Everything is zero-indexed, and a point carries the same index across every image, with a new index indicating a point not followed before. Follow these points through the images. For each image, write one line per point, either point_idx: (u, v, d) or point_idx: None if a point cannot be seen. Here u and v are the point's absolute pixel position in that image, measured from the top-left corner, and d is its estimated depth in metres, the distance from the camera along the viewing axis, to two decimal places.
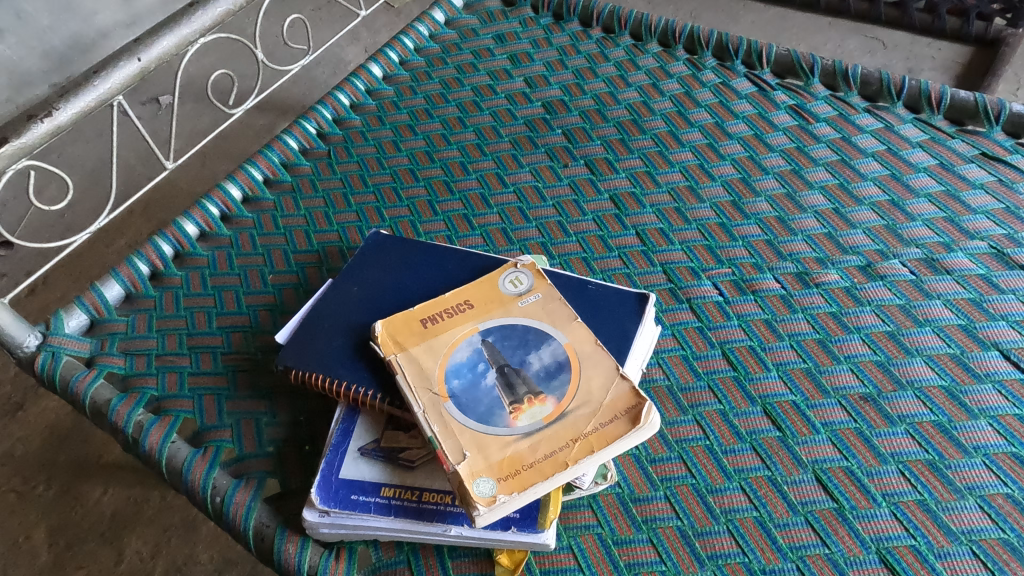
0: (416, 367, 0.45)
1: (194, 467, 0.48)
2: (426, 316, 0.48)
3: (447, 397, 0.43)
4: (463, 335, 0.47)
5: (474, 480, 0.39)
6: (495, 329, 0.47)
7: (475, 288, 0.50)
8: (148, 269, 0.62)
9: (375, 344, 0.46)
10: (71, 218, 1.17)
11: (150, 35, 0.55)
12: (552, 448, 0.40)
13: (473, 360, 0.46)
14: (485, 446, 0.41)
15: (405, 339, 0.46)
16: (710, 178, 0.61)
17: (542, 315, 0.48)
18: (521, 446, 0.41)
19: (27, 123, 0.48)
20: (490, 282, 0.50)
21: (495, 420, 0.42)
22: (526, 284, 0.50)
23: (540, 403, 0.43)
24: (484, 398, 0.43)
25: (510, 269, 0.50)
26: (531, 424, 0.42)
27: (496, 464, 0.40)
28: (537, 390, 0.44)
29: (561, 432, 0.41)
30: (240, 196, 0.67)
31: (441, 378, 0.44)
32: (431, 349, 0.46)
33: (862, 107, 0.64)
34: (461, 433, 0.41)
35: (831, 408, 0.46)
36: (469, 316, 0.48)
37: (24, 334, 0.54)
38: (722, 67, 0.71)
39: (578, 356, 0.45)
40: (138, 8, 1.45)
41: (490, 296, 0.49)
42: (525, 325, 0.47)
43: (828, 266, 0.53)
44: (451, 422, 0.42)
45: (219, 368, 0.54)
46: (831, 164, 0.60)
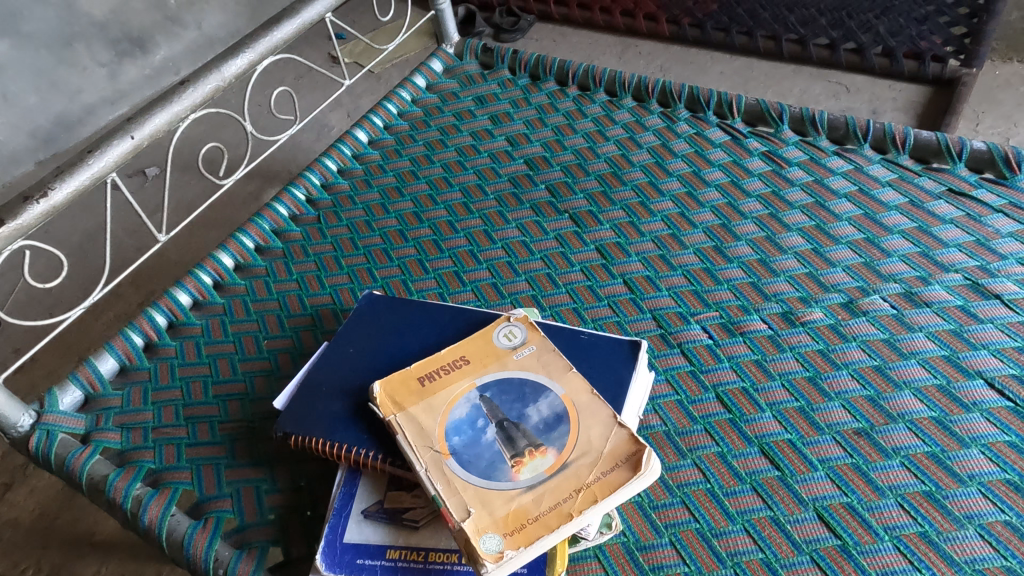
0: (416, 426, 0.45)
1: (195, 540, 0.47)
2: (422, 374, 0.48)
3: (448, 454, 0.44)
4: (461, 392, 0.47)
5: (480, 537, 0.39)
6: (492, 384, 0.48)
7: (471, 344, 0.51)
8: (142, 340, 0.62)
9: (373, 405, 0.47)
10: (59, 293, 1.17)
11: (143, 114, 0.57)
12: (555, 500, 0.41)
13: (472, 416, 0.46)
14: (489, 502, 0.41)
15: (403, 399, 0.47)
16: (692, 225, 0.63)
17: (537, 367, 0.48)
18: (525, 499, 0.41)
19: (24, 204, 0.49)
20: (486, 336, 0.51)
21: (497, 475, 0.42)
22: (520, 337, 0.50)
23: (541, 455, 0.43)
24: (485, 453, 0.44)
25: (504, 323, 0.51)
26: (533, 476, 0.42)
27: (501, 519, 0.40)
28: (537, 441, 0.44)
29: (563, 483, 0.42)
30: (232, 264, 0.68)
31: (441, 436, 0.45)
32: (430, 407, 0.46)
33: (831, 150, 0.67)
34: (465, 490, 0.42)
35: (826, 444, 0.47)
36: (466, 372, 0.49)
37: (19, 414, 0.54)
38: (695, 118, 0.73)
39: (575, 405, 0.46)
40: (123, 83, 1.47)
41: (485, 350, 0.50)
42: (522, 377, 0.48)
43: (812, 305, 0.54)
44: (455, 480, 0.42)
45: (217, 437, 0.54)
46: (807, 206, 0.62)
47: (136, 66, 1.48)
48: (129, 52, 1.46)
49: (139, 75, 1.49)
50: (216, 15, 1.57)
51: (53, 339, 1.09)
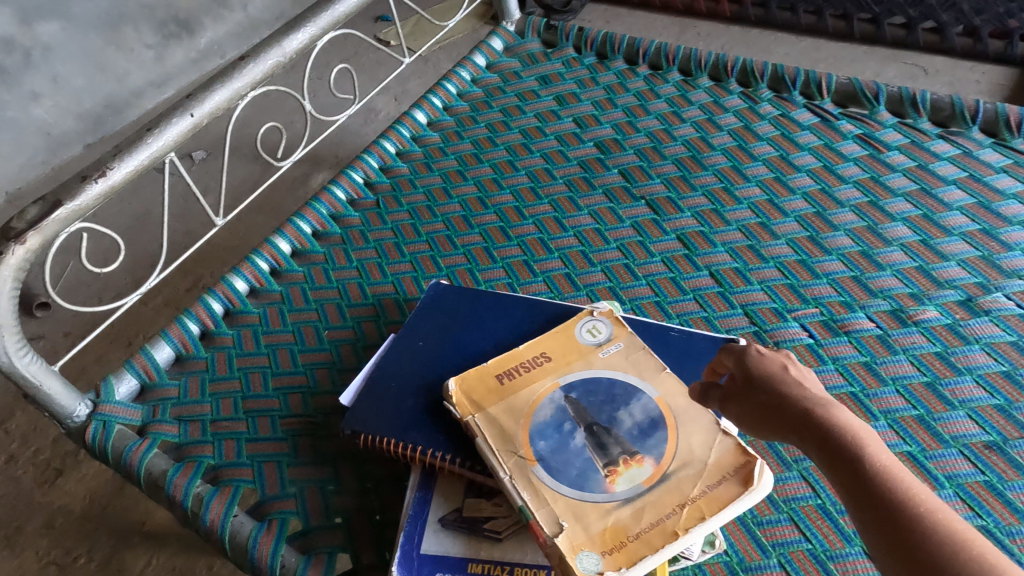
0: (498, 429, 0.41)
1: (259, 544, 0.44)
2: (501, 371, 0.45)
3: (534, 460, 0.40)
4: (545, 392, 0.44)
5: (577, 555, 0.35)
6: (577, 384, 0.44)
7: (551, 340, 0.47)
8: (198, 329, 0.60)
9: (450, 404, 0.43)
10: (108, 277, 1.16)
11: (203, 90, 0.54)
12: (657, 515, 0.37)
13: (558, 419, 0.42)
14: (584, 515, 0.37)
15: (483, 398, 0.43)
16: (783, 213, 0.58)
17: (625, 368, 0.44)
18: (623, 514, 0.37)
19: (82, 184, 0.47)
20: (567, 332, 0.47)
21: (590, 485, 0.39)
22: (605, 334, 0.47)
23: (638, 465, 0.39)
24: (575, 460, 0.40)
25: (587, 317, 0.48)
26: (631, 487, 0.38)
27: (598, 536, 0.36)
28: (632, 449, 0.40)
29: (665, 495, 0.38)
30: (290, 250, 0.65)
31: (526, 440, 0.41)
32: (512, 408, 0.42)
33: (935, 133, 0.62)
34: (555, 501, 0.38)
35: (953, 459, 0.42)
36: (548, 370, 0.45)
37: (75, 403, 0.52)
38: (779, 98, 0.68)
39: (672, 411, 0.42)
40: (169, 66, 1.46)
41: (567, 347, 0.46)
42: (610, 377, 0.44)
43: (925, 302, 0.49)
44: (544, 489, 0.39)
45: (278, 433, 0.51)
46: (911, 194, 0.57)
47: (182, 48, 1.47)
48: (176, 34, 1.45)
49: (185, 58, 1.48)
50: None
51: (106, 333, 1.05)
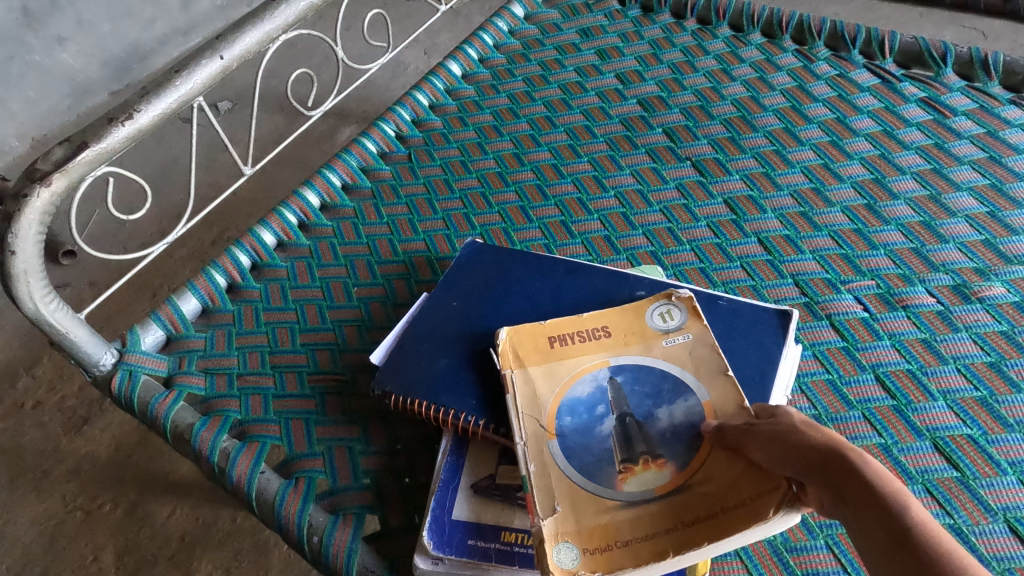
0: (530, 391, 0.40)
1: (287, 502, 0.43)
2: (555, 334, 0.42)
3: (553, 434, 0.38)
4: (590, 367, 0.41)
5: (556, 544, 0.34)
6: (626, 368, 0.41)
7: (618, 315, 0.43)
8: (225, 281, 0.58)
9: (496, 351, 0.42)
10: (134, 228, 1.15)
11: (233, 32, 0.52)
12: (654, 528, 0.34)
13: (593, 400, 0.40)
14: (581, 507, 0.35)
15: (527, 355, 0.42)
16: (838, 179, 0.55)
17: (679, 361, 0.41)
18: (621, 517, 0.35)
19: (108, 126, 0.45)
20: (640, 312, 0.43)
21: (598, 478, 0.36)
22: (679, 322, 0.42)
23: (655, 469, 0.36)
24: (594, 447, 0.38)
25: (664, 300, 0.43)
26: (640, 492, 0.35)
27: (587, 531, 0.34)
28: (656, 451, 0.37)
29: (672, 509, 0.34)
30: (318, 204, 0.63)
31: (553, 412, 0.39)
32: (550, 375, 0.41)
33: (1006, 98, 0.58)
34: (558, 482, 0.36)
35: (1017, 444, 0.39)
36: (603, 346, 0.42)
37: (101, 352, 0.51)
38: (836, 57, 0.64)
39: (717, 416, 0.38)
40: (195, 14, 1.42)
41: (632, 327, 0.43)
42: (663, 369, 0.40)
43: (990, 278, 0.47)
44: (550, 469, 0.37)
45: (306, 390, 0.50)
46: (978, 163, 0.53)
47: None
48: None
49: (211, 5, 1.44)
50: None
51: (133, 281, 1.05)
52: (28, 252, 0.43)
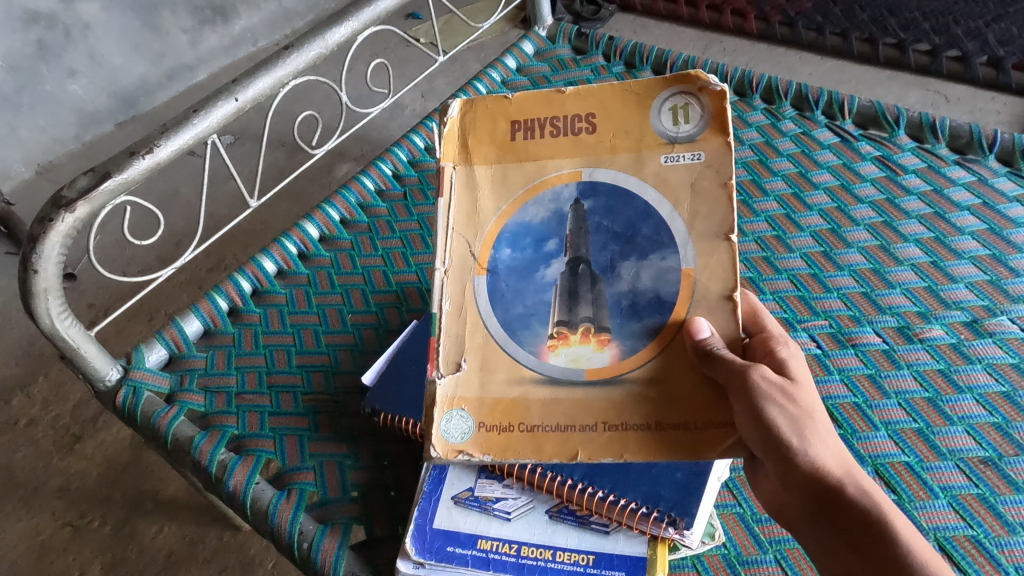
0: (469, 202, 0.37)
1: (280, 511, 0.47)
2: (519, 120, 0.37)
3: (485, 270, 0.36)
4: (552, 184, 0.37)
5: (448, 410, 0.35)
6: (602, 190, 0.37)
7: (613, 98, 0.37)
8: (227, 305, 0.62)
9: (441, 129, 0.38)
10: (133, 254, 1.18)
11: (247, 76, 0.56)
12: (569, 420, 0.34)
13: (544, 231, 0.37)
14: (491, 371, 0.35)
15: (477, 146, 0.37)
16: (798, 228, 0.59)
17: (674, 193, 0.35)
18: (535, 396, 0.35)
19: (129, 159, 0.49)
20: (644, 103, 0.36)
21: (521, 336, 0.36)
22: (697, 129, 0.35)
23: (589, 346, 0.35)
24: (527, 298, 0.36)
25: (680, 92, 0.36)
26: (566, 368, 0.35)
27: (490, 405, 0.35)
28: (602, 322, 0.35)
29: (597, 403, 0.34)
30: (318, 235, 0.67)
31: (492, 238, 0.37)
32: (501, 186, 0.37)
33: (952, 159, 0.63)
34: (473, 334, 0.36)
35: (949, 471, 0.44)
36: (574, 145, 0.37)
37: (107, 368, 0.54)
38: (801, 116, 0.70)
39: (694, 291, 0.35)
40: (203, 51, 1.47)
41: (629, 126, 0.36)
42: (647, 203, 0.36)
43: (931, 321, 0.51)
44: (466, 309, 0.36)
45: (300, 409, 0.53)
46: (925, 217, 0.58)
47: (216, 34, 1.48)
48: (211, 20, 1.46)
49: (218, 44, 1.50)
50: None
51: (134, 305, 1.08)
52: (50, 272, 0.47)
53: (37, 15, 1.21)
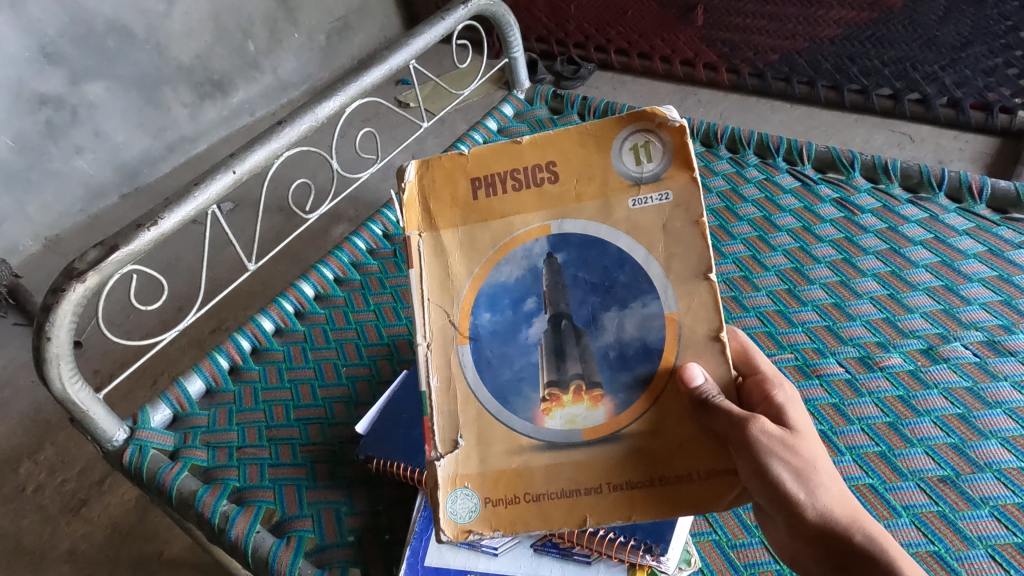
0: (440, 270, 0.36)
1: (279, 557, 0.49)
2: (478, 177, 0.36)
3: (467, 338, 0.36)
4: (523, 241, 0.36)
5: (453, 490, 0.35)
6: (573, 241, 0.36)
7: (570, 143, 0.35)
8: (228, 364, 0.65)
9: (398, 195, 0.36)
10: (137, 319, 1.22)
11: (244, 150, 0.61)
12: (573, 484, 0.35)
13: (521, 291, 0.36)
14: (488, 443, 0.36)
15: (440, 211, 0.36)
16: (764, 268, 0.63)
17: (647, 237, 0.35)
18: (536, 462, 0.35)
19: (136, 231, 0.52)
20: (604, 145, 0.35)
21: (514, 404, 0.36)
22: (660, 167, 0.35)
23: (584, 406, 0.35)
24: (514, 361, 0.36)
25: (640, 129, 0.35)
26: (563, 431, 0.35)
27: (493, 478, 0.35)
28: (592, 377, 0.35)
29: (597, 464, 0.35)
30: (313, 294, 0.71)
31: (470, 303, 0.36)
32: (471, 249, 0.36)
33: (905, 198, 0.67)
34: (467, 407, 0.36)
35: (910, 491, 0.46)
36: (539, 199, 0.36)
37: (115, 429, 0.57)
38: (764, 164, 0.74)
39: (680, 335, 0.35)
40: (203, 124, 1.54)
41: (592, 172, 0.35)
42: (621, 250, 0.36)
43: (890, 350, 0.54)
44: (456, 382, 0.36)
45: (298, 459, 0.56)
46: (882, 253, 0.62)
47: (216, 107, 1.56)
48: (211, 94, 1.54)
49: (218, 116, 1.57)
50: (291, 61, 1.66)
51: (138, 371, 1.12)
52: (61, 338, 0.50)
53: (46, 98, 1.28)
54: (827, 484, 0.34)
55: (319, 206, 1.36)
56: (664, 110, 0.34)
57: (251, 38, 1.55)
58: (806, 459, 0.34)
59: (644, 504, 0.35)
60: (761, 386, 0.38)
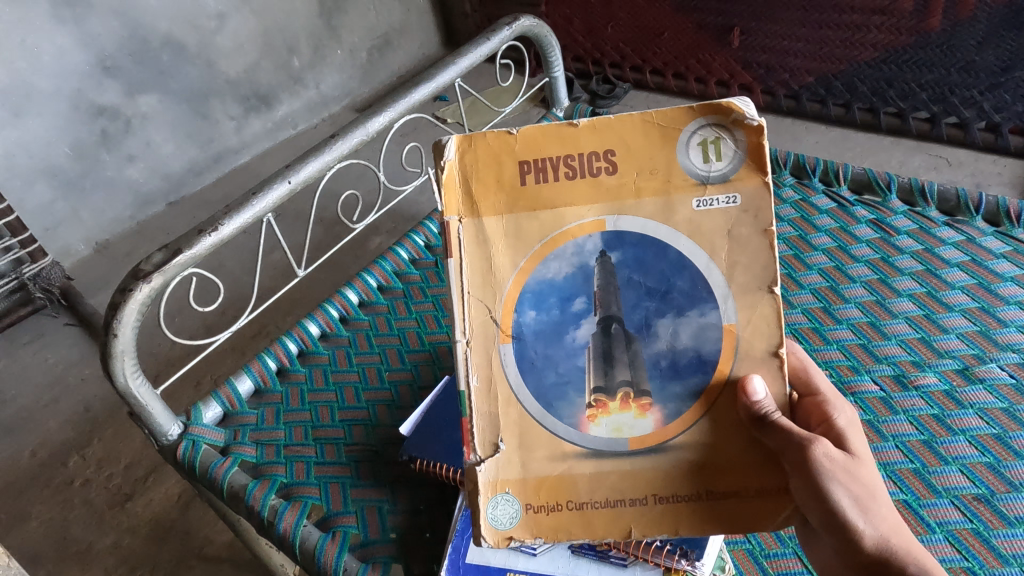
0: (483, 263, 0.36)
1: (325, 551, 0.51)
2: (526, 162, 0.35)
3: (510, 337, 0.37)
4: (574, 235, 0.36)
5: (494, 496, 0.37)
6: (629, 241, 0.36)
7: (633, 131, 0.35)
8: (276, 365, 0.68)
9: (437, 174, 0.35)
10: (181, 323, 1.25)
11: (298, 162, 0.64)
12: (618, 494, 0.37)
13: (571, 290, 0.37)
14: (531, 449, 0.37)
15: (484, 194, 0.35)
16: (799, 286, 0.64)
17: (710, 242, 0.36)
18: (582, 474, 0.37)
19: (198, 236, 0.55)
20: (670, 135, 0.35)
21: (559, 408, 0.37)
22: (730, 167, 0.35)
23: (631, 413, 0.37)
24: (560, 364, 0.37)
25: (715, 126, 0.34)
26: (609, 438, 0.37)
27: (535, 486, 0.37)
28: (641, 385, 0.37)
29: (644, 473, 0.37)
30: (358, 301, 0.73)
31: (515, 299, 0.36)
32: (516, 241, 0.36)
33: (941, 221, 0.68)
34: (508, 410, 0.37)
35: (944, 508, 0.47)
36: (588, 192, 0.35)
37: (169, 424, 0.59)
38: (800, 184, 0.75)
39: (737, 346, 0.36)
40: (248, 136, 1.60)
41: (655, 165, 0.35)
42: (682, 254, 0.36)
43: (925, 369, 0.55)
44: (497, 383, 0.37)
45: (342, 458, 0.58)
46: (917, 274, 0.63)
47: (260, 120, 1.61)
48: (256, 107, 1.59)
49: (261, 128, 1.62)
50: (333, 76, 1.71)
51: (183, 372, 1.15)
52: (127, 335, 0.53)
53: (102, 109, 1.34)
54: (886, 514, 0.35)
55: (368, 217, 1.41)
56: (742, 106, 0.34)
57: (296, 54, 1.61)
58: (866, 486, 0.35)
59: (689, 518, 0.37)
60: (819, 406, 0.40)
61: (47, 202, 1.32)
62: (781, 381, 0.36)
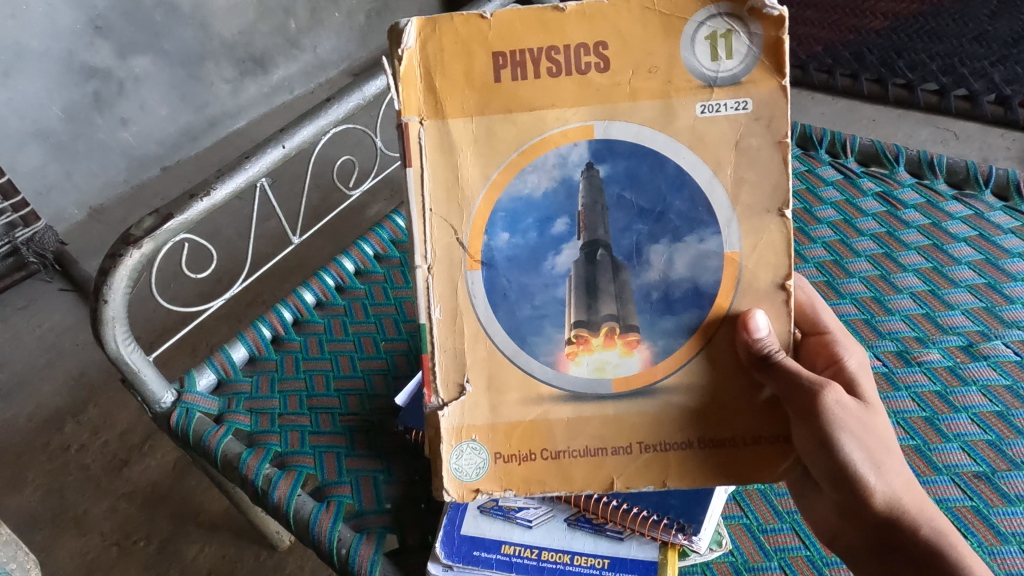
0: (448, 173, 0.35)
1: (320, 521, 0.51)
2: (500, 55, 0.34)
3: (478, 264, 0.36)
4: (557, 142, 0.35)
5: (459, 444, 0.36)
6: (619, 151, 0.35)
7: (628, 20, 0.33)
8: (270, 334, 0.67)
9: (396, 66, 0.33)
10: (178, 290, 1.24)
11: (293, 125, 0.62)
12: (599, 442, 0.37)
13: (551, 208, 0.36)
14: (501, 392, 0.36)
15: (450, 91, 0.34)
16: (803, 259, 0.62)
17: (715, 154, 0.35)
18: (559, 423, 0.37)
19: (189, 200, 0.53)
20: (673, 27, 0.33)
21: (533, 344, 0.36)
22: (741, 67, 0.34)
23: (609, 353, 0.36)
24: (536, 292, 0.37)
25: (731, 21, 0.33)
26: (590, 378, 0.36)
27: (507, 436, 0.36)
28: (630, 321, 0.36)
29: (628, 419, 0.37)
30: (354, 269, 0.72)
31: (487, 215, 0.36)
32: (488, 149, 0.35)
33: (950, 194, 0.67)
34: (474, 348, 0.36)
35: (944, 485, 0.46)
36: (568, 95, 0.34)
37: (162, 391, 0.58)
38: (806, 155, 0.73)
39: (740, 277, 0.36)
40: (244, 99, 1.57)
41: (655, 62, 0.34)
42: (680, 167, 0.35)
43: (928, 345, 0.54)
44: (463, 316, 0.36)
45: (338, 428, 0.58)
46: (924, 248, 0.62)
47: (257, 84, 1.58)
48: (252, 71, 1.56)
49: (258, 93, 1.59)
50: (330, 40, 1.67)
51: (178, 339, 1.15)
52: (117, 301, 0.51)
53: (94, 70, 1.31)
54: (897, 470, 0.36)
55: (366, 182, 1.40)
56: None
57: (293, 17, 1.57)
58: (878, 437, 0.36)
59: (681, 467, 0.37)
60: (826, 346, 0.41)
61: (39, 165, 1.30)
62: (786, 318, 0.36)
